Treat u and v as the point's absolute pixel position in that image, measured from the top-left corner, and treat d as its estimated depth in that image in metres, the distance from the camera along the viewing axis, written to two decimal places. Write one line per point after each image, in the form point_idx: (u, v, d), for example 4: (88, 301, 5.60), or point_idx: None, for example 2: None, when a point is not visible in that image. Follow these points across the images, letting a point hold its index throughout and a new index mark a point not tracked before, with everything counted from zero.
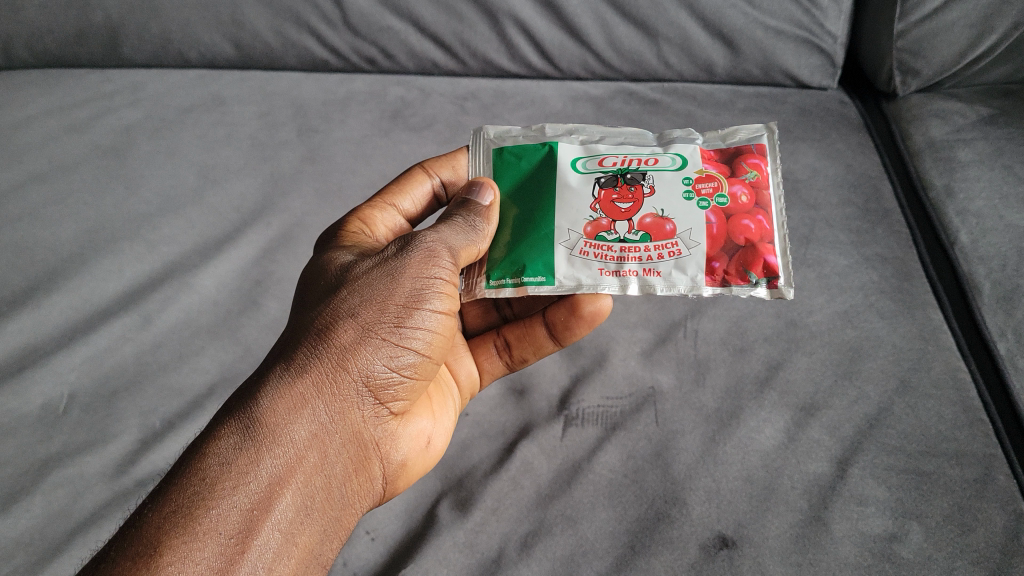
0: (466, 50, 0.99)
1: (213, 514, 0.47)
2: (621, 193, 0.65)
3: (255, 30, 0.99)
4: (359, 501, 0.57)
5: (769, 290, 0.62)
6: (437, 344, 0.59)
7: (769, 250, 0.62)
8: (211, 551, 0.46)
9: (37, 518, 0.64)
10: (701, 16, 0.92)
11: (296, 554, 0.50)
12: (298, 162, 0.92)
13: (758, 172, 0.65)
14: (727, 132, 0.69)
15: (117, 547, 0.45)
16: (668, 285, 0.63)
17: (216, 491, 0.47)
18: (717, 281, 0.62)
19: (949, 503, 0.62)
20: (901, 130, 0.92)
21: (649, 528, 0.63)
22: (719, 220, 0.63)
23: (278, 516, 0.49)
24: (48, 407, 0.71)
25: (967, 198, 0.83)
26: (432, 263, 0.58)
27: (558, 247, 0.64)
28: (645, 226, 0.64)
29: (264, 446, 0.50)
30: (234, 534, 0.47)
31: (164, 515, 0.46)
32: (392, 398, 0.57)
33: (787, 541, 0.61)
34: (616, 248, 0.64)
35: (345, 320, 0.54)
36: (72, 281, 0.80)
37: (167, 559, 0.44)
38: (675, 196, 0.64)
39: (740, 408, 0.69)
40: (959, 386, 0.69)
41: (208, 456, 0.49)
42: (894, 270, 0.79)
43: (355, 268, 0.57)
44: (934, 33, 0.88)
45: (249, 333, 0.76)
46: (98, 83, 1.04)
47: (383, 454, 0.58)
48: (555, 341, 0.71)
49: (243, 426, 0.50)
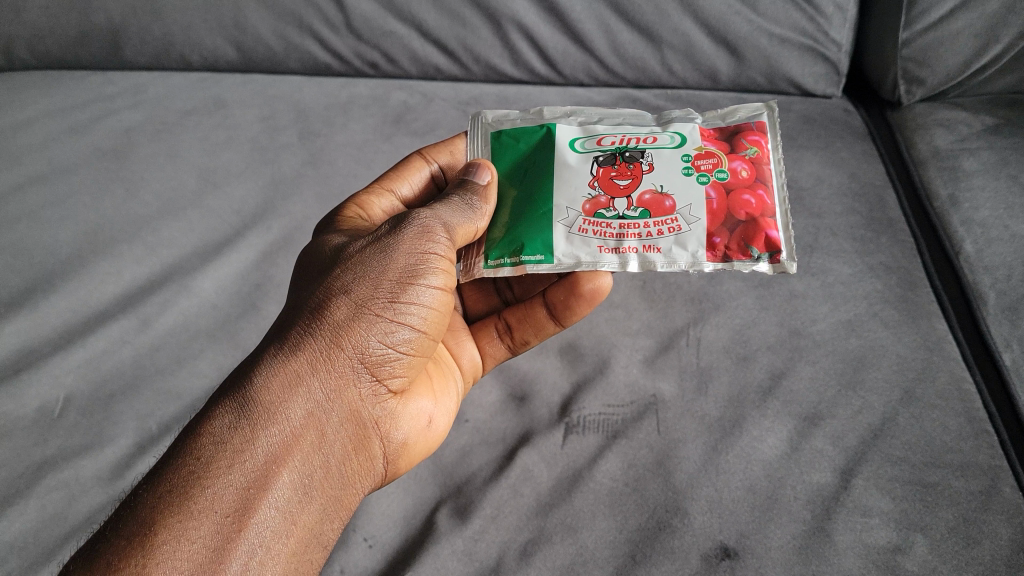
0: (469, 56, 0.98)
1: (209, 493, 0.46)
2: (619, 170, 0.64)
3: (258, 33, 0.98)
4: (359, 480, 0.56)
5: (771, 265, 0.61)
6: (434, 321, 0.58)
7: (770, 225, 0.62)
8: (207, 529, 0.45)
9: (31, 521, 0.63)
10: (705, 23, 0.92)
11: (295, 534, 0.50)
12: (300, 166, 0.92)
13: (759, 148, 0.65)
14: (727, 111, 0.69)
15: (112, 527, 0.45)
16: (666, 261, 0.62)
17: (212, 470, 0.47)
18: (719, 257, 0.62)
19: (954, 515, 0.61)
20: (906, 139, 0.92)
21: (650, 537, 0.62)
22: (719, 195, 0.63)
23: (276, 495, 0.49)
24: (45, 410, 0.70)
25: (972, 207, 0.82)
26: (427, 240, 0.57)
27: (557, 224, 0.63)
28: (644, 202, 0.63)
29: (259, 424, 0.49)
30: (230, 513, 0.46)
31: (158, 494, 0.46)
32: (391, 375, 0.56)
33: (790, 552, 0.60)
34: (615, 224, 0.63)
35: (338, 297, 0.54)
36: (70, 282, 0.79)
37: (162, 538, 0.44)
38: (672, 173, 0.64)
39: (743, 417, 0.69)
40: (964, 397, 0.68)
41: (203, 435, 0.48)
42: (899, 279, 0.78)
43: (349, 248, 0.57)
44: (939, 42, 0.88)
45: (248, 338, 0.75)
46: (99, 85, 1.03)
47: (382, 433, 0.57)
48: (555, 322, 0.71)
49: (237, 404, 0.50)
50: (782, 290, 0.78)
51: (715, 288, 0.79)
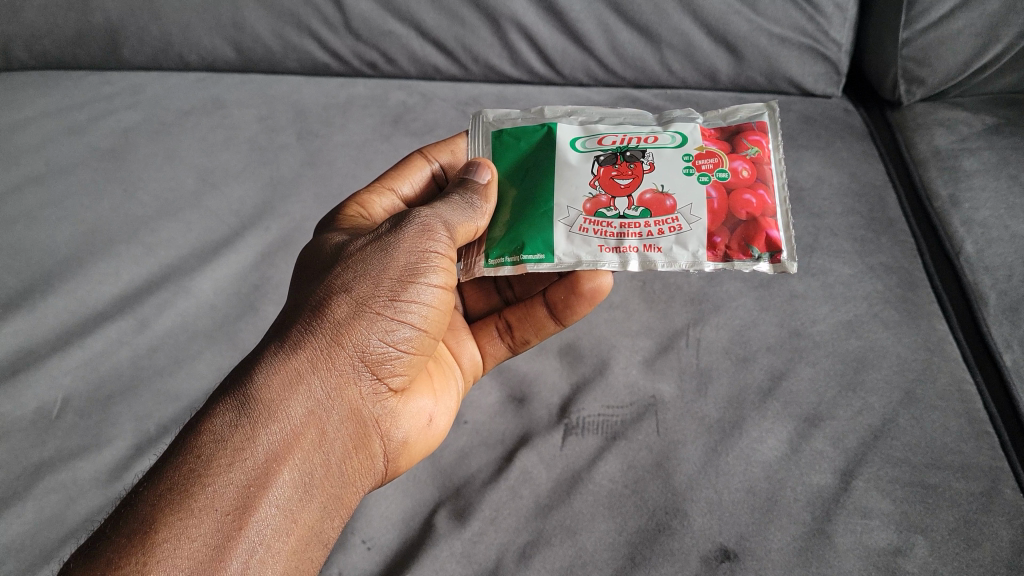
0: (468, 56, 0.98)
1: (209, 491, 0.46)
2: (620, 170, 0.64)
3: (256, 33, 0.98)
4: (359, 479, 0.56)
5: (771, 265, 0.61)
6: (434, 320, 0.58)
7: (770, 224, 0.62)
8: (208, 527, 0.45)
9: (28, 524, 0.63)
10: (705, 23, 0.91)
11: (295, 532, 0.49)
12: (298, 166, 0.91)
13: (760, 148, 0.65)
14: (728, 111, 0.69)
15: (113, 525, 0.45)
16: (667, 261, 0.62)
17: (212, 468, 0.47)
18: (719, 257, 0.62)
19: (954, 516, 0.61)
20: (906, 139, 0.92)
21: (650, 539, 0.62)
22: (720, 194, 0.62)
23: (276, 493, 0.48)
24: (42, 411, 0.70)
25: (973, 207, 0.82)
26: (428, 238, 0.57)
27: (558, 223, 0.63)
28: (645, 201, 0.63)
29: (260, 422, 0.49)
30: (231, 511, 0.46)
31: (159, 492, 0.46)
32: (391, 374, 0.56)
33: (790, 553, 0.60)
34: (616, 224, 0.63)
35: (338, 295, 0.54)
36: (68, 283, 0.79)
37: (162, 536, 0.44)
38: (674, 171, 0.63)
39: (743, 418, 0.68)
40: (965, 398, 0.68)
41: (203, 434, 0.48)
42: (899, 280, 0.78)
43: (349, 247, 0.57)
44: (940, 41, 0.88)
45: (246, 338, 0.75)
46: (97, 85, 1.03)
47: (382, 432, 0.57)
48: (556, 321, 0.71)
49: (238, 403, 0.49)
50: (782, 290, 0.77)
51: (715, 288, 0.78)
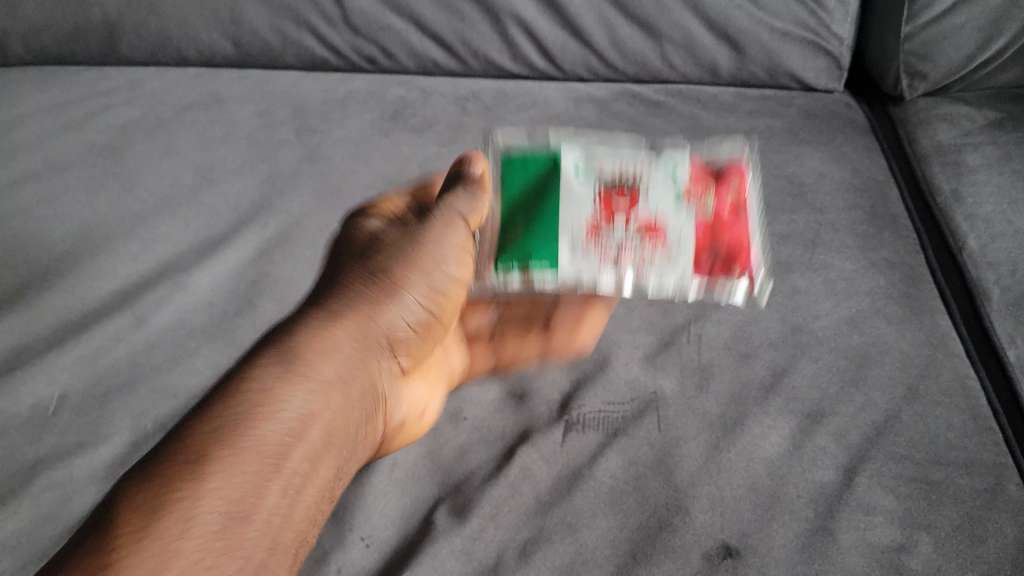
0: (467, 51, 0.98)
1: (253, 431, 0.47)
2: (617, 193, 0.66)
3: (254, 28, 0.98)
4: (366, 454, 0.57)
5: (741, 292, 0.66)
6: (447, 307, 0.61)
7: (746, 257, 0.66)
8: (252, 463, 0.45)
9: (25, 521, 0.62)
10: (706, 18, 0.91)
11: (323, 482, 0.50)
12: (296, 162, 0.91)
13: (740, 182, 0.68)
14: (713, 144, 0.71)
15: (151, 459, 0.44)
16: (654, 284, 0.65)
17: (253, 411, 0.47)
18: (702, 283, 0.66)
19: (958, 513, 0.61)
20: (908, 134, 0.91)
21: (651, 536, 0.61)
22: (706, 228, 0.66)
23: (314, 440, 0.49)
24: (39, 408, 0.69)
25: (976, 203, 0.82)
26: (449, 232, 0.60)
27: (564, 241, 0.66)
28: (641, 228, 0.66)
29: (299, 373, 0.50)
30: (273, 451, 0.47)
31: (204, 428, 0.46)
32: (406, 354, 0.59)
33: (792, 551, 0.60)
34: (613, 247, 0.66)
35: (370, 279, 0.57)
36: (65, 279, 0.78)
37: (210, 467, 0.44)
38: (666, 196, 0.66)
39: (745, 414, 0.68)
40: (968, 393, 0.68)
41: (244, 379, 0.49)
42: (902, 275, 0.77)
43: (373, 237, 0.59)
44: (943, 36, 0.87)
45: (245, 335, 0.75)
46: (95, 81, 1.02)
47: (391, 408, 0.58)
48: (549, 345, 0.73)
49: (276, 356, 0.50)
50: (784, 286, 0.77)
51: None
